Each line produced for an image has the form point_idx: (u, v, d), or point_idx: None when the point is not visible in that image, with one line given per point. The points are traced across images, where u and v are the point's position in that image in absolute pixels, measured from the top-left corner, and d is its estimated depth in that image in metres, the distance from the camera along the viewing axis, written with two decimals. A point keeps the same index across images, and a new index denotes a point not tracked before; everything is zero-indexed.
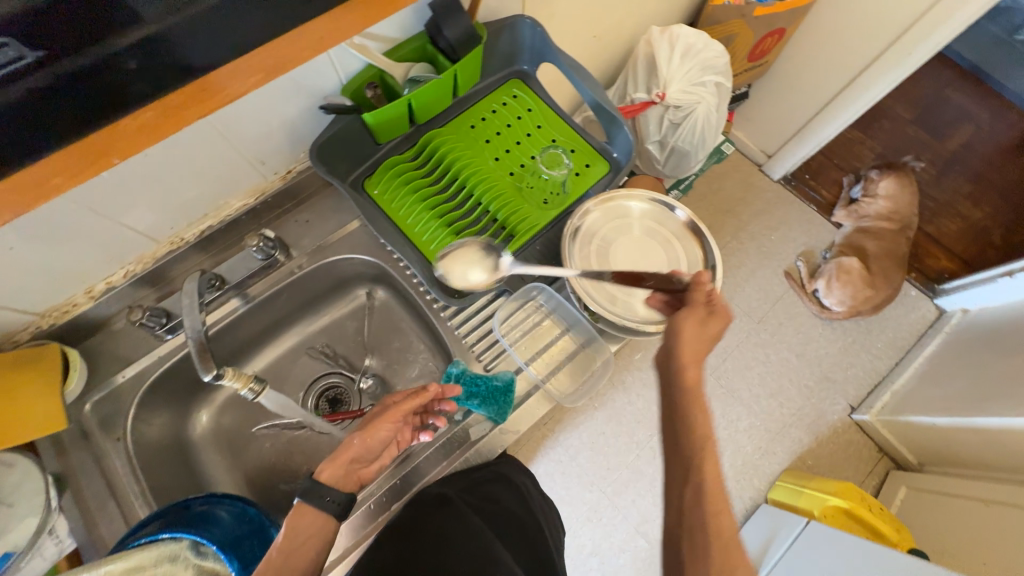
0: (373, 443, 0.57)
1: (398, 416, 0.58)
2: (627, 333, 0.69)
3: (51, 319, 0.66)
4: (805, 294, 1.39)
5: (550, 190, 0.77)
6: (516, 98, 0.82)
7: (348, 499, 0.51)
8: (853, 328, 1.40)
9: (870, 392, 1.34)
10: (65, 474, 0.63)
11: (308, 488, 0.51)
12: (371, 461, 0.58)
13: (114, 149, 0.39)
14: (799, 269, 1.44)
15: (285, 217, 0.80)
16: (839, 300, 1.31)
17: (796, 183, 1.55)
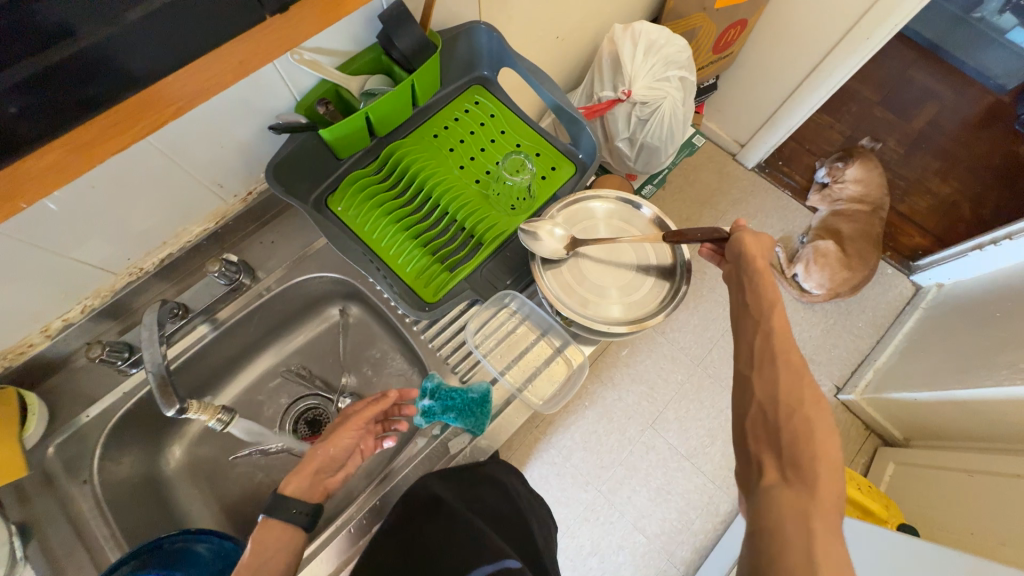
0: (338, 451, 0.60)
1: (359, 424, 0.62)
2: (599, 336, 0.69)
3: (6, 361, 0.64)
4: (786, 279, 1.41)
5: (516, 196, 0.76)
6: (478, 104, 0.81)
7: (315, 510, 0.53)
8: (834, 309, 1.42)
9: (854, 371, 1.36)
10: (30, 522, 0.61)
11: (273, 501, 0.52)
12: (337, 468, 0.60)
13: (23, 193, 0.37)
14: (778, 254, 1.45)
15: (250, 238, 0.78)
16: (818, 283, 1.33)
17: (770, 171, 1.57)
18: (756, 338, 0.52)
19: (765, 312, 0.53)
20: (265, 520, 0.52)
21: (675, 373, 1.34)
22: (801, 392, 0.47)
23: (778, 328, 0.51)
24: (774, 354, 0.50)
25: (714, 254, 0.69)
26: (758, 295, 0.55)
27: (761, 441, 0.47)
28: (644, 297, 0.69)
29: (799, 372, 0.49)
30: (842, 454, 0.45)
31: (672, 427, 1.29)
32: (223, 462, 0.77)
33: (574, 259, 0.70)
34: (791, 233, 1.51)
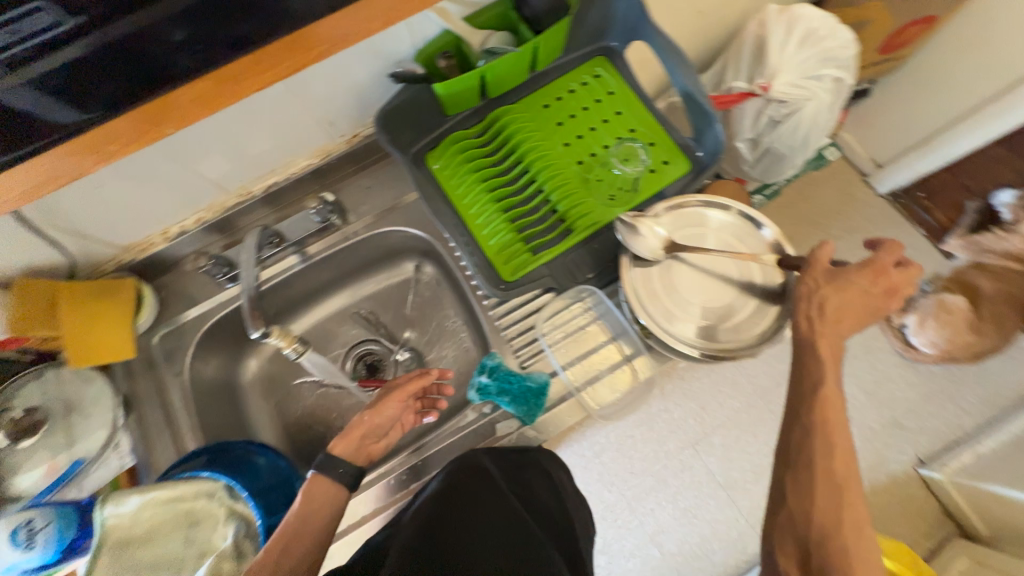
0: (382, 419, 0.62)
1: (404, 396, 0.64)
2: (676, 357, 0.63)
3: (132, 254, 0.72)
4: (890, 328, 1.13)
5: (619, 186, 0.70)
6: (598, 78, 0.75)
7: (359, 474, 0.58)
8: (942, 377, 1.11)
9: (945, 447, 1.05)
10: (133, 398, 0.70)
11: (323, 460, 0.57)
12: (379, 437, 0.63)
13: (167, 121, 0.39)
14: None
15: (347, 180, 0.80)
16: (931, 341, 1.08)
17: (905, 201, 1.25)
18: (795, 441, 0.51)
19: (813, 407, 0.51)
20: (316, 475, 0.56)
21: (733, 401, 1.20)
22: (840, 506, 0.48)
23: (833, 411, 0.50)
24: (816, 460, 0.49)
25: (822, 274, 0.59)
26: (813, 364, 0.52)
27: (791, 553, 0.49)
28: (738, 328, 0.62)
29: (837, 486, 0.48)
30: (879, 572, 0.46)
31: (716, 453, 1.16)
32: (289, 383, 0.82)
33: (666, 268, 0.64)
34: (912, 279, 1.21)
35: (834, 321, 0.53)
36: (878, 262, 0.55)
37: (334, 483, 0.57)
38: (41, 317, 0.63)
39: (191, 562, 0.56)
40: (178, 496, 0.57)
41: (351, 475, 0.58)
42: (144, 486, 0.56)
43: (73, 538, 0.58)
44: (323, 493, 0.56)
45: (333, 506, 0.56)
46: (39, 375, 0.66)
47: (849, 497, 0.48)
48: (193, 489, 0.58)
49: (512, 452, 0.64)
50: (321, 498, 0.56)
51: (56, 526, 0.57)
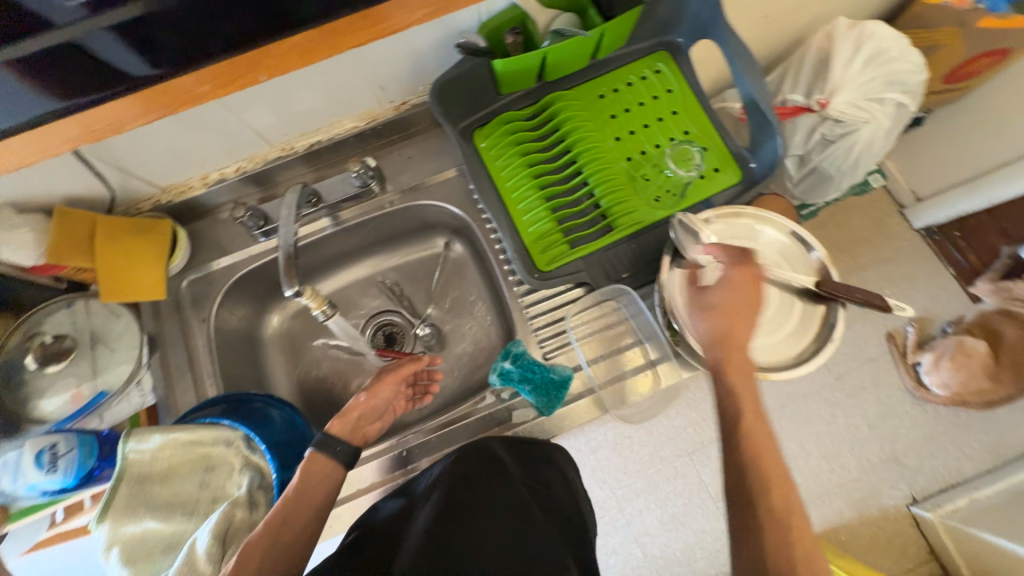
0: (377, 402, 0.64)
1: (397, 379, 0.66)
2: (706, 368, 0.61)
3: (169, 196, 0.72)
4: (904, 364, 1.06)
5: (668, 188, 0.68)
6: (657, 74, 0.73)
7: (354, 452, 0.57)
8: (950, 418, 1.04)
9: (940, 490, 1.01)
10: (158, 338, 0.71)
11: (322, 439, 0.57)
12: (372, 419, 0.64)
13: (261, 67, 0.42)
14: (907, 333, 1.09)
15: (389, 148, 0.78)
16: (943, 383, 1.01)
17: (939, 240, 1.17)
18: (733, 474, 0.47)
19: (749, 428, 0.47)
20: (314, 453, 0.56)
21: (726, 412, 1.18)
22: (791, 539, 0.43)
23: (761, 438, 0.47)
24: (756, 491, 0.45)
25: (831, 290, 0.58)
26: (732, 388, 0.50)
27: None
28: (778, 348, 0.60)
29: (785, 519, 0.43)
30: None
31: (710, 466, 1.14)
32: (308, 342, 0.83)
33: None
34: (934, 316, 1.13)
35: (736, 346, 0.52)
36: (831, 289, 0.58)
37: (331, 461, 0.56)
38: (73, 248, 0.63)
39: (204, 506, 0.57)
40: (197, 440, 0.58)
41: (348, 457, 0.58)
42: (156, 428, 0.57)
43: (93, 466, 0.59)
44: (321, 473, 0.55)
45: (326, 488, 0.55)
46: (70, 305, 0.68)
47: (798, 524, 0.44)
48: (212, 435, 0.59)
49: (528, 444, 0.63)
50: (317, 478, 0.55)
51: (77, 453, 0.58)
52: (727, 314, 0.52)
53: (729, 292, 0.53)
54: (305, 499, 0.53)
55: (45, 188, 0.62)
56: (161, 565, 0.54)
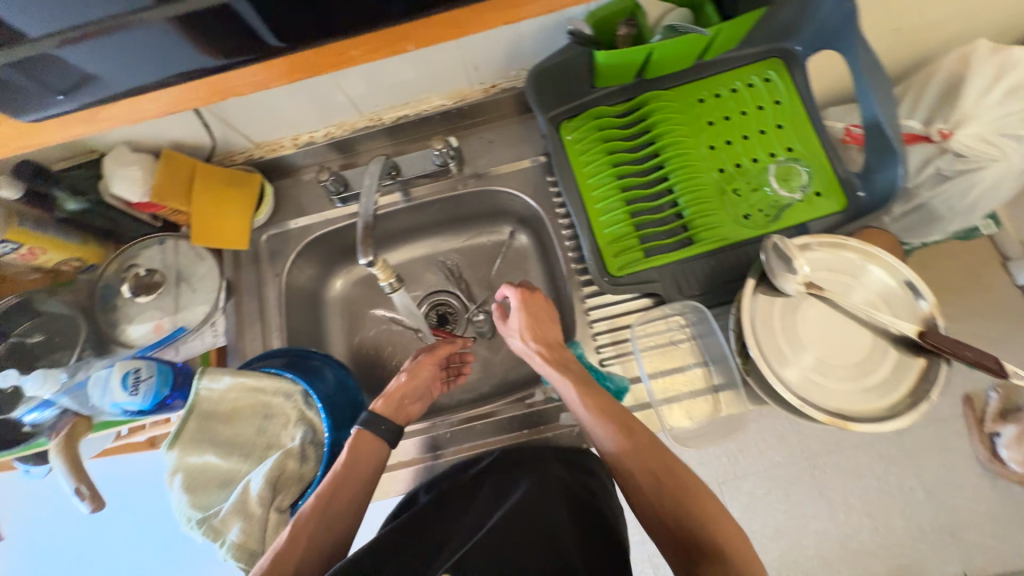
0: (418, 382, 0.65)
1: (435, 360, 0.67)
2: (776, 404, 0.56)
3: (261, 152, 0.75)
4: (979, 432, 0.83)
5: (760, 207, 0.63)
6: (767, 82, 0.67)
7: (399, 431, 0.59)
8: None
9: None
10: (235, 285, 0.74)
11: (368, 417, 0.59)
12: (414, 399, 0.65)
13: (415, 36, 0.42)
14: (986, 399, 0.86)
15: (472, 130, 0.78)
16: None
17: None
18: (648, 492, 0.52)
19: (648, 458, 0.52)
20: (362, 430, 0.58)
21: (774, 454, 0.85)
22: (679, 489, 0.51)
23: (665, 465, 0.52)
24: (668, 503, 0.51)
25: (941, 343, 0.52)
26: (564, 383, 0.58)
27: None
28: (864, 397, 0.54)
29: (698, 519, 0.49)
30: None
31: (740, 501, 0.85)
32: (366, 310, 0.85)
33: (793, 309, 0.57)
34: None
35: (560, 348, 0.62)
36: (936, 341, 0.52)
37: (377, 438, 0.58)
38: (173, 191, 0.67)
39: (259, 451, 0.60)
40: (260, 387, 0.61)
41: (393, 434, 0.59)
42: (222, 371, 0.60)
43: (166, 396, 0.63)
44: (368, 447, 0.57)
45: (373, 462, 0.57)
46: (161, 243, 0.73)
47: (680, 471, 0.52)
48: (274, 385, 0.61)
49: (564, 446, 0.66)
50: (366, 452, 0.57)
51: (155, 381, 0.62)
52: (539, 321, 0.63)
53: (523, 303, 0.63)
54: (355, 477, 0.55)
55: (158, 131, 0.66)
56: (214, 500, 0.57)
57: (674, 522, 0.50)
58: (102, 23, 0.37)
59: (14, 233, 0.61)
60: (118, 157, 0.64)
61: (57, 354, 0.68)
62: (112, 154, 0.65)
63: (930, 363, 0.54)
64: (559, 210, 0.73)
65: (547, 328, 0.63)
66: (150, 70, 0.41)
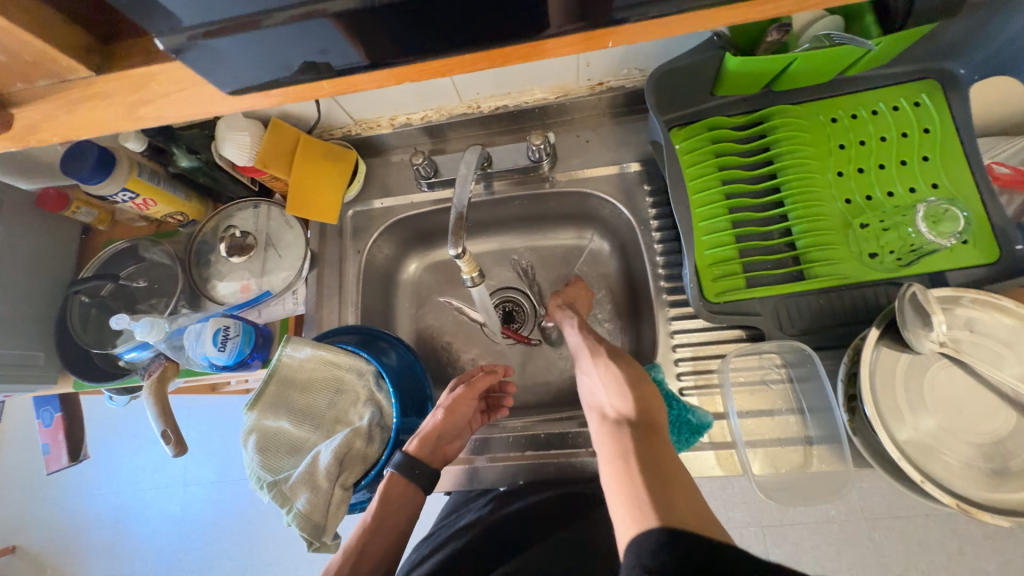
0: (456, 418, 0.63)
1: (474, 393, 0.65)
2: (888, 470, 0.51)
3: (359, 129, 0.76)
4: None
5: (892, 248, 0.56)
6: (917, 106, 0.59)
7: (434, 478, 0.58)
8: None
9: None
10: (319, 258, 0.76)
11: (400, 461, 0.58)
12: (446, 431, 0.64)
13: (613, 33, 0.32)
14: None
15: (568, 128, 0.75)
16: None
17: None
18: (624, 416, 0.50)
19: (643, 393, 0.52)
20: (392, 476, 0.57)
21: (829, 507, 0.86)
22: (637, 403, 0.51)
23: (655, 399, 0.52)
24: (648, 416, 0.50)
25: None
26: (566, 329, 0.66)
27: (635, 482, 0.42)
28: (996, 483, 0.47)
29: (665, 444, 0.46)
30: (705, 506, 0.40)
31: (784, 548, 0.87)
32: (434, 298, 0.84)
33: (920, 369, 0.51)
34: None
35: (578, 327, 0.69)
36: None
37: (408, 483, 0.57)
38: (275, 159, 0.69)
39: (328, 424, 0.61)
40: (336, 362, 0.62)
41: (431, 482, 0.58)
42: (305, 340, 0.61)
43: (248, 355, 0.66)
44: (397, 495, 0.57)
45: (405, 510, 0.57)
46: (256, 208, 0.76)
47: (649, 394, 0.52)
48: (349, 362, 0.62)
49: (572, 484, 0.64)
50: (396, 500, 0.57)
51: (240, 340, 0.64)
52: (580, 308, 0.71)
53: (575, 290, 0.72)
54: (382, 531, 0.55)
55: None
56: (283, 465, 0.58)
57: (617, 423, 0.50)
58: (239, 20, 0.28)
59: (134, 181, 0.65)
60: (232, 121, 0.66)
61: (154, 300, 0.72)
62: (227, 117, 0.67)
63: None
64: (652, 222, 0.69)
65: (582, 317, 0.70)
66: (281, 65, 0.32)
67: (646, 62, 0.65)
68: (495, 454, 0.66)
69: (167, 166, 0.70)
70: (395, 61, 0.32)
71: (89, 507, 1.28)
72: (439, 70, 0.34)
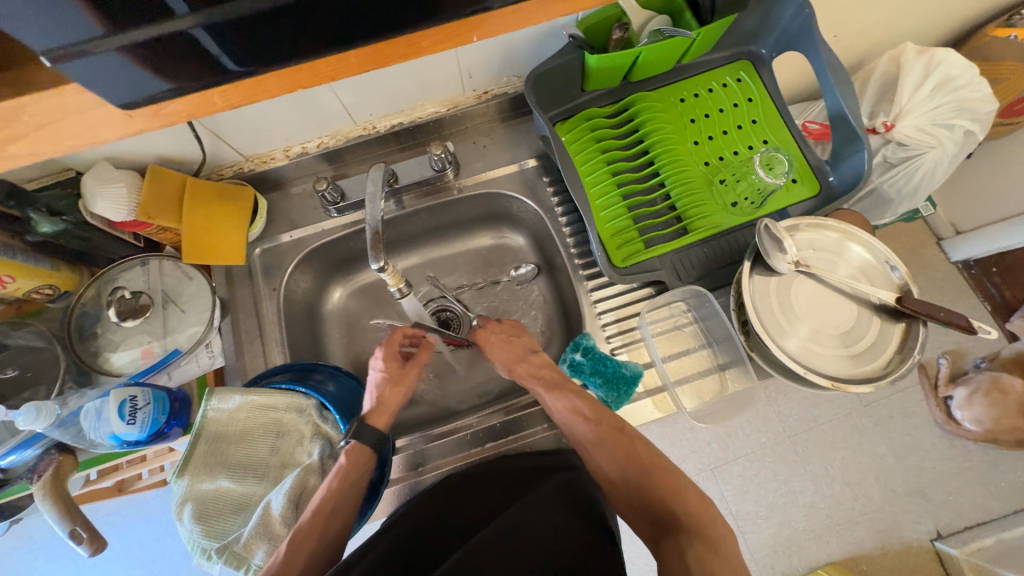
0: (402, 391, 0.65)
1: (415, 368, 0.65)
2: (781, 374, 0.61)
3: (251, 165, 0.73)
4: (935, 397, 0.94)
5: (745, 195, 0.68)
6: (739, 81, 0.73)
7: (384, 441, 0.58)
8: (978, 456, 0.92)
9: (969, 527, 0.89)
10: (230, 303, 0.71)
11: (358, 429, 0.57)
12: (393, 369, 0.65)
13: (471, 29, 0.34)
14: (938, 366, 0.98)
15: (464, 136, 0.79)
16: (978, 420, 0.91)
17: (976, 274, 1.02)
18: (661, 513, 0.53)
19: (675, 489, 0.54)
20: (353, 445, 0.56)
21: (760, 435, 0.92)
22: (673, 508, 0.53)
23: (690, 491, 0.54)
24: (680, 512, 0.52)
25: (917, 307, 0.57)
26: (555, 410, 0.62)
27: None
28: (855, 363, 0.59)
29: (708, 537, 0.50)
30: None
31: (733, 483, 0.91)
32: (365, 322, 0.83)
33: (787, 286, 0.62)
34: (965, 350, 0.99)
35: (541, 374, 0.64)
36: (924, 309, 0.56)
37: (368, 448, 0.57)
38: (160, 208, 0.64)
39: (274, 471, 0.58)
40: (271, 405, 0.58)
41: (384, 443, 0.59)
42: (232, 390, 0.58)
43: (164, 423, 0.59)
44: (362, 463, 0.56)
45: (366, 474, 0.56)
46: (144, 264, 0.69)
47: (687, 498, 0.53)
48: (286, 401, 0.59)
49: (538, 455, 0.65)
50: (362, 466, 0.56)
51: (153, 408, 0.58)
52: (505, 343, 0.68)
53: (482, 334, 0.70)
54: (348, 496, 0.54)
55: (144, 147, 0.63)
56: (230, 526, 0.54)
57: (658, 531, 0.53)
58: (60, 50, 0.27)
59: None
60: (100, 174, 0.60)
61: (29, 392, 0.62)
62: (92, 170, 0.61)
63: (910, 324, 0.60)
64: (557, 209, 0.76)
65: (505, 345, 0.68)
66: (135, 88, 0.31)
67: (522, 68, 0.72)
68: (444, 459, 0.68)
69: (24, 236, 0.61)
70: (262, 69, 0.33)
71: None
72: (328, 75, 0.34)
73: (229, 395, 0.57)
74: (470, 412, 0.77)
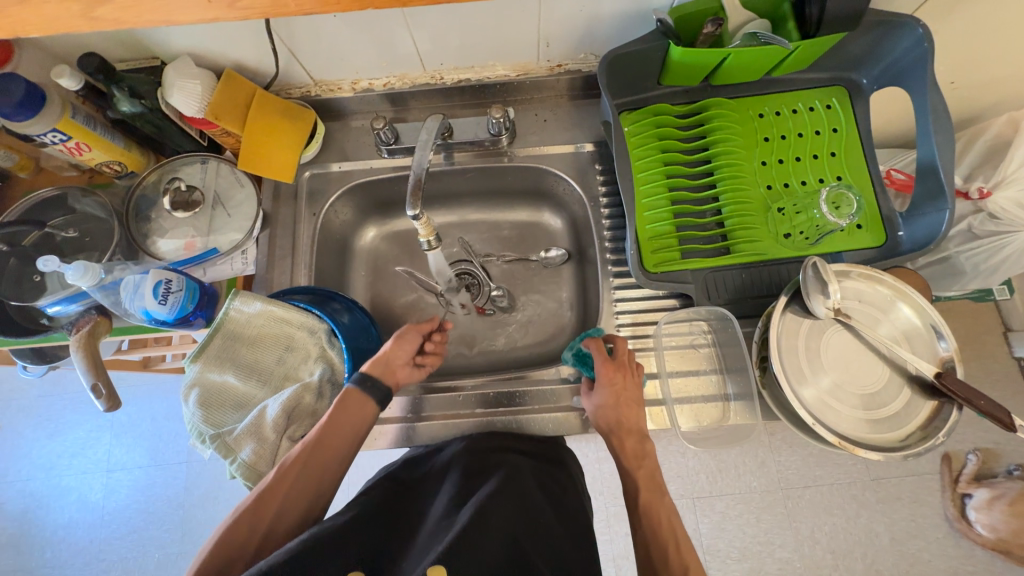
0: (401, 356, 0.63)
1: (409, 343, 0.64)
2: (790, 419, 0.58)
3: (318, 90, 0.75)
4: (952, 491, 0.92)
5: (802, 229, 0.64)
6: (829, 109, 0.68)
7: (386, 395, 0.58)
8: (983, 563, 0.90)
9: None
10: (271, 217, 0.75)
11: (359, 376, 0.58)
12: (405, 364, 0.63)
13: None
14: (965, 460, 0.94)
15: (528, 106, 0.78)
16: (991, 525, 0.88)
17: None
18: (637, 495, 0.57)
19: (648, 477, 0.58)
20: (351, 389, 0.57)
21: (752, 479, 0.94)
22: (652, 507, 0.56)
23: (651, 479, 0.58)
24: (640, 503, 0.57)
25: (957, 385, 0.52)
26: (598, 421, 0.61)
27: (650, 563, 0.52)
28: (875, 429, 0.56)
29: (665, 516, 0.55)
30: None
31: (712, 518, 0.93)
32: (390, 267, 0.85)
33: (819, 332, 0.59)
34: (1002, 453, 0.96)
35: (641, 462, 0.59)
36: (969, 393, 0.51)
37: (366, 397, 0.57)
38: (228, 114, 0.67)
39: (276, 381, 0.61)
40: (287, 319, 0.61)
41: (387, 399, 0.59)
42: (252, 296, 0.60)
43: (191, 312, 0.64)
44: (356, 405, 0.57)
45: (360, 423, 0.57)
46: (203, 163, 0.73)
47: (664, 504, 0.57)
48: (301, 319, 0.61)
49: (526, 438, 0.66)
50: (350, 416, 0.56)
51: (183, 296, 0.62)
52: (616, 404, 0.61)
53: (605, 379, 0.61)
54: (337, 439, 0.55)
55: (224, 50, 0.66)
56: (227, 419, 0.59)
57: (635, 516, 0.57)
58: None
59: (66, 123, 0.61)
60: (181, 68, 0.63)
61: (84, 254, 0.67)
62: (174, 63, 0.64)
63: (943, 403, 0.55)
64: (601, 199, 0.74)
65: (621, 411, 0.60)
66: None
67: (602, 48, 0.70)
68: (434, 412, 0.69)
69: (106, 111, 0.66)
70: None
71: (51, 502, 1.26)
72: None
73: (248, 301, 0.60)
74: (469, 373, 0.78)
